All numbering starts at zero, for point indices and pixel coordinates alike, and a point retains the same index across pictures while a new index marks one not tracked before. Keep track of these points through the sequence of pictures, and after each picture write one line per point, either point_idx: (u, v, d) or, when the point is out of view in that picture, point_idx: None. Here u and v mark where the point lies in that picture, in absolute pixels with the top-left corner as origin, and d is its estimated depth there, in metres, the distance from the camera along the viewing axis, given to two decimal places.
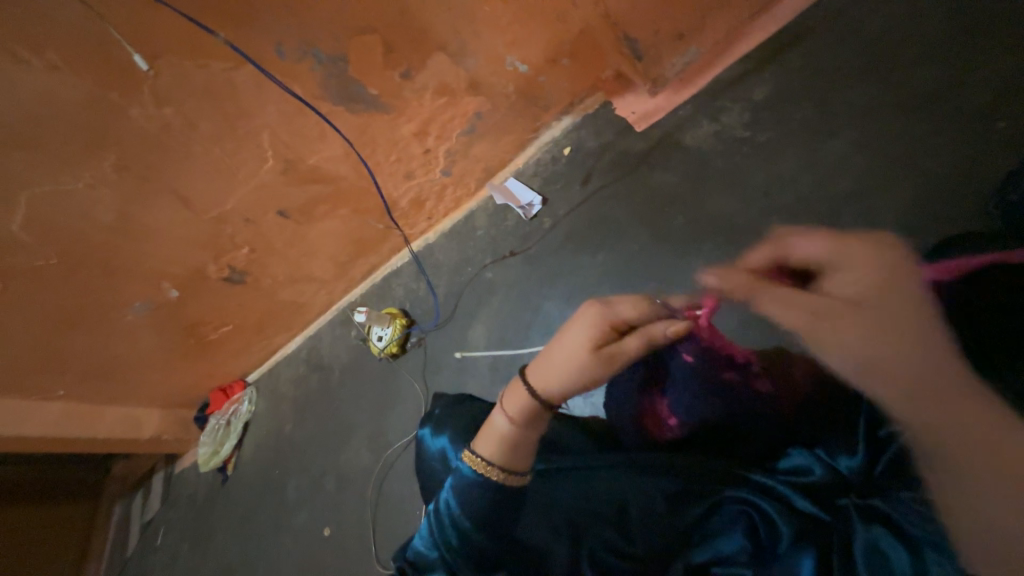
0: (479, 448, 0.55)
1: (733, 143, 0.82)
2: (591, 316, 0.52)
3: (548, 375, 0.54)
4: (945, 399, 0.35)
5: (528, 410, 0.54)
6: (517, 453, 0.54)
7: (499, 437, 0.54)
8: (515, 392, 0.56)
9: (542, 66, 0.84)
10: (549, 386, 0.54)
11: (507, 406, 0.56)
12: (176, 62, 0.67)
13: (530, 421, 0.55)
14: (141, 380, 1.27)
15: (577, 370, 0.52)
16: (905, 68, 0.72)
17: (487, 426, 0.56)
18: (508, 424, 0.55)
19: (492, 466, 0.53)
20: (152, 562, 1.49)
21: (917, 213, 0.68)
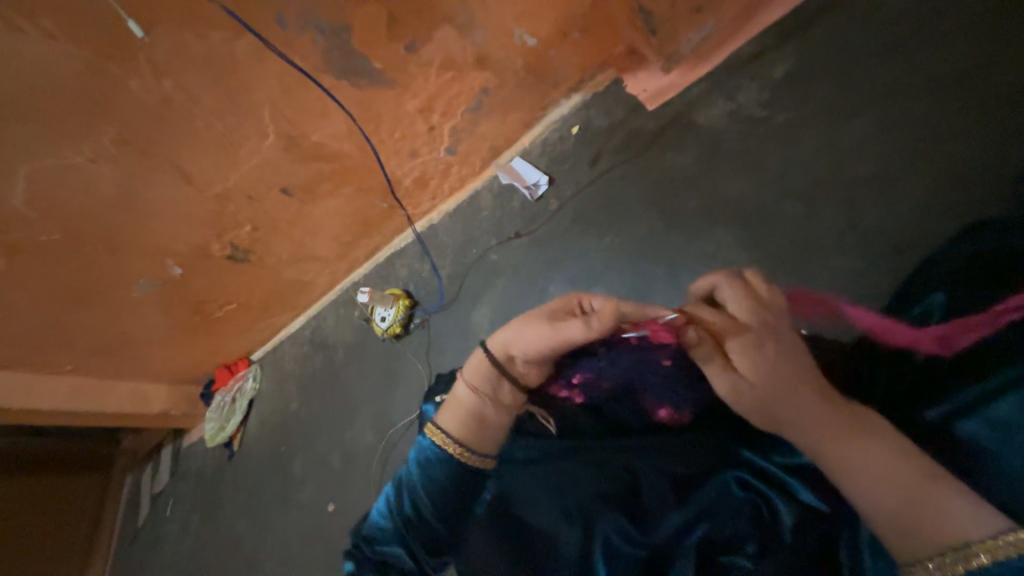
0: (439, 415, 0.63)
1: (750, 123, 0.79)
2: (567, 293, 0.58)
3: (497, 341, 0.60)
4: (836, 438, 0.45)
5: (478, 382, 0.61)
6: (463, 422, 0.60)
7: (455, 407, 0.62)
8: (474, 365, 0.62)
9: (552, 40, 0.81)
10: (495, 350, 0.60)
11: (466, 375, 0.63)
12: (174, 31, 0.65)
13: (479, 393, 0.61)
14: (148, 356, 1.28)
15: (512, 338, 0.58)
16: (935, 43, 0.68)
17: (451, 392, 0.64)
18: (462, 392, 0.62)
19: (444, 436, 0.60)
20: (163, 531, 1.53)
21: (939, 197, 0.66)
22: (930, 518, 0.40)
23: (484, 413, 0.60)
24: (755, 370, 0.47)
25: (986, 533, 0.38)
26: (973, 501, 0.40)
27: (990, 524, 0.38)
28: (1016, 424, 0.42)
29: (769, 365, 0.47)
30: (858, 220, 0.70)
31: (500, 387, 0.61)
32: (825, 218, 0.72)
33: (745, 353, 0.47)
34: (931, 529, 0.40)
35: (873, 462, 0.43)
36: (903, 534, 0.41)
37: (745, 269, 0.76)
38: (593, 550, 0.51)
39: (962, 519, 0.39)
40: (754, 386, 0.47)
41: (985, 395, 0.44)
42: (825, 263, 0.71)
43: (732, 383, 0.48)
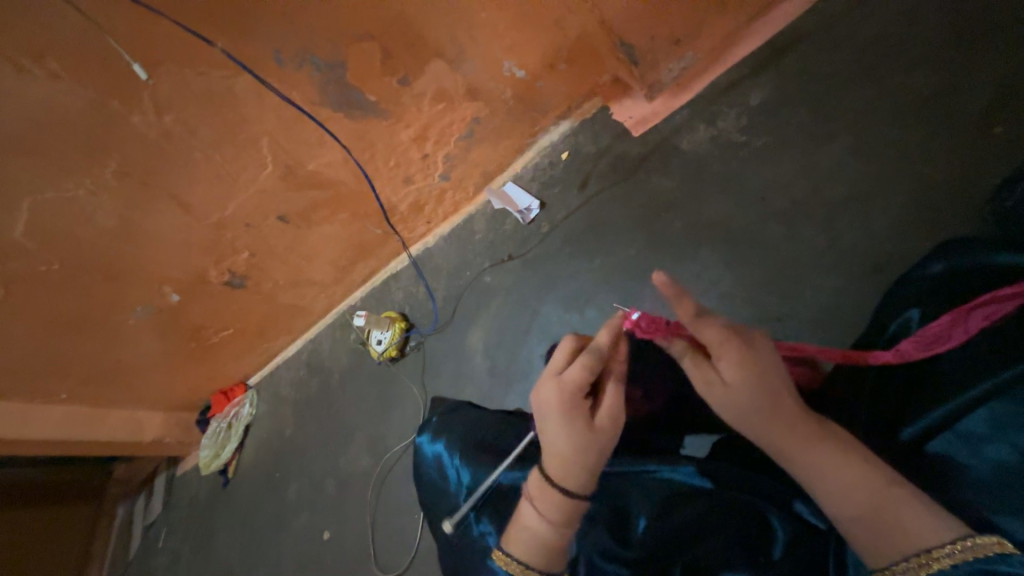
0: (511, 548, 0.54)
1: (731, 148, 0.82)
2: (553, 394, 0.54)
3: (566, 477, 0.52)
4: (801, 438, 0.46)
5: (566, 514, 0.52)
6: (557, 552, 0.53)
7: (529, 536, 0.53)
8: (542, 489, 0.53)
9: (539, 71, 0.84)
10: (576, 484, 0.52)
11: (538, 502, 0.54)
12: (176, 70, 0.68)
13: (571, 522, 0.53)
14: (143, 383, 1.28)
15: (575, 446, 0.52)
16: (901, 73, 0.72)
17: (518, 521, 0.55)
18: (545, 525, 0.53)
19: (528, 568, 0.52)
20: (154, 564, 1.49)
21: (912, 217, 0.68)
22: (890, 522, 0.41)
23: (562, 535, 0.53)
24: (745, 377, 0.48)
25: (944, 538, 0.39)
26: (932, 509, 0.41)
27: (949, 529, 0.39)
28: (983, 436, 0.44)
29: (755, 378, 0.48)
30: (836, 240, 0.72)
31: (573, 510, 0.52)
32: (806, 239, 0.74)
33: (741, 365, 0.48)
34: (894, 535, 0.41)
35: (838, 467, 0.44)
36: (868, 538, 0.42)
37: (732, 288, 0.78)
38: (581, 566, 0.54)
39: (922, 525, 0.40)
40: (728, 386, 0.49)
41: (953, 412, 0.46)
42: (809, 281, 0.73)
43: (706, 377, 0.50)
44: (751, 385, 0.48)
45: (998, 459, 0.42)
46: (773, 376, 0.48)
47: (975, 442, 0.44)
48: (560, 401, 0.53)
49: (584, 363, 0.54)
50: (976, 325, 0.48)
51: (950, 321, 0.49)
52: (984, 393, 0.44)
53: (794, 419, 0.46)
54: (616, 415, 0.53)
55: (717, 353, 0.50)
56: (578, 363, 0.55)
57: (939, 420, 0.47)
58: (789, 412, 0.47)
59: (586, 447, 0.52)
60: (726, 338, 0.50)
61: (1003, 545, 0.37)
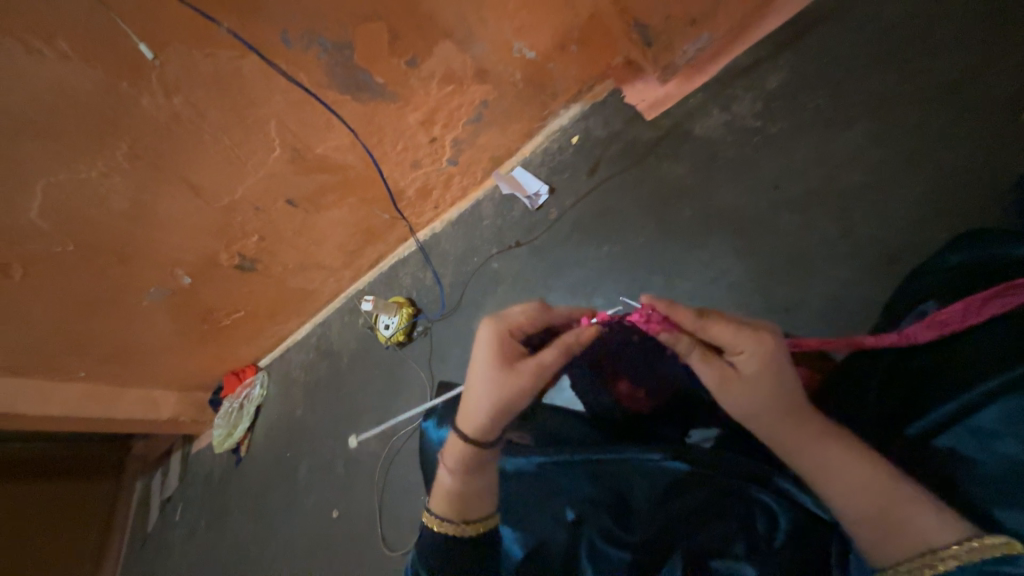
0: (433, 506, 0.63)
1: (745, 133, 0.80)
2: (489, 332, 0.59)
3: (473, 412, 0.58)
4: (807, 438, 0.46)
5: (465, 463, 0.60)
6: (463, 503, 0.60)
7: (443, 492, 0.61)
8: (451, 448, 0.62)
9: (550, 53, 0.82)
10: (468, 417, 0.59)
11: (446, 462, 0.62)
12: (184, 51, 0.67)
13: (469, 470, 0.60)
14: (158, 363, 1.31)
15: (473, 387, 0.58)
16: (927, 55, 0.68)
17: (437, 482, 0.64)
18: (451, 477, 0.61)
19: (442, 520, 0.60)
20: (172, 537, 1.55)
21: (931, 207, 0.66)
22: (897, 522, 0.42)
23: (463, 488, 0.60)
24: (766, 373, 0.48)
25: (954, 538, 0.40)
26: (935, 508, 0.41)
27: (953, 529, 0.40)
28: (995, 432, 0.43)
29: (765, 378, 0.48)
30: (851, 230, 0.70)
31: (470, 464, 0.60)
32: (820, 228, 0.72)
33: (760, 359, 0.48)
34: (898, 534, 0.42)
35: (840, 467, 0.44)
36: (873, 536, 0.43)
37: (742, 278, 0.77)
38: (581, 549, 0.55)
39: (928, 526, 0.41)
40: (746, 380, 0.48)
41: (965, 406, 0.45)
42: (820, 272, 0.71)
43: (721, 374, 0.49)
44: (758, 389, 0.48)
45: (1014, 458, 0.41)
46: (779, 372, 0.48)
47: (989, 438, 0.43)
48: (485, 333, 0.59)
49: (529, 312, 0.60)
50: (990, 312, 0.47)
51: (963, 305, 0.48)
52: (996, 390, 0.43)
53: (797, 420, 0.47)
54: (521, 379, 0.56)
55: (737, 348, 0.49)
56: (521, 313, 0.60)
57: (953, 412, 0.46)
58: (794, 411, 0.47)
59: (479, 392, 0.57)
60: (741, 332, 0.49)
61: (1013, 546, 0.37)
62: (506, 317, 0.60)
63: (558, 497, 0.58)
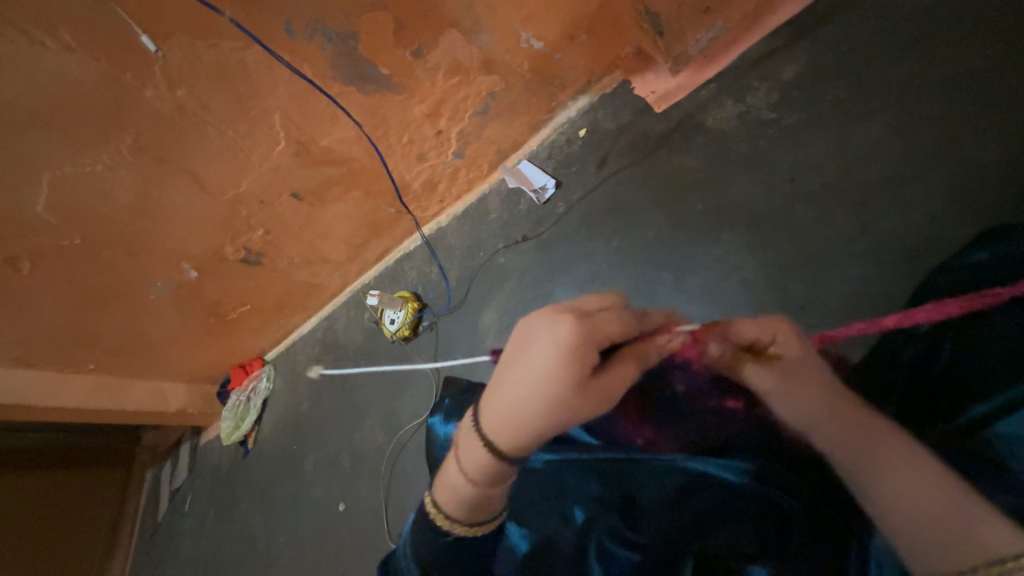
0: (440, 500, 0.55)
1: (759, 126, 0.78)
2: (581, 339, 0.48)
3: (516, 426, 0.50)
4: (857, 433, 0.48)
5: (483, 470, 0.52)
6: (477, 507, 0.54)
7: (455, 491, 0.54)
8: (470, 449, 0.53)
9: (558, 43, 0.80)
10: (506, 432, 0.50)
11: (463, 463, 0.53)
12: (187, 41, 0.66)
13: (488, 478, 0.52)
14: (165, 356, 1.31)
15: (531, 402, 0.49)
16: (953, 42, 0.66)
17: (445, 475, 0.55)
18: (464, 483, 0.53)
19: (450, 520, 0.54)
20: (181, 527, 1.57)
21: (953, 203, 0.64)
22: (954, 535, 0.39)
23: (480, 495, 0.53)
24: (797, 358, 0.54)
25: (1016, 550, 0.35)
26: (992, 517, 0.38)
27: (1017, 543, 0.35)
28: (1022, 435, 0.41)
29: (801, 373, 0.54)
30: (868, 225, 0.68)
31: (495, 474, 0.51)
32: (836, 225, 0.70)
33: (796, 346, 0.55)
34: (956, 546, 0.38)
35: (904, 475, 0.44)
36: (918, 552, 0.40)
37: (755, 274, 0.75)
38: (589, 548, 0.54)
39: (987, 536, 0.37)
40: (796, 381, 0.54)
41: (993, 410, 0.43)
42: (837, 269, 0.70)
43: (764, 378, 0.55)
44: (809, 382, 0.53)
45: None
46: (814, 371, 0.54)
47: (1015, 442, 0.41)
48: (578, 338, 0.48)
49: (619, 319, 0.52)
50: (957, 309, 0.50)
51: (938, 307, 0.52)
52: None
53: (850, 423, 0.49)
54: (590, 407, 0.49)
55: (770, 340, 0.56)
56: (609, 312, 0.52)
57: (978, 417, 0.44)
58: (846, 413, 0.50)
59: (537, 411, 0.49)
60: (762, 326, 0.56)
61: None
62: (599, 318, 0.51)
63: (566, 495, 0.59)
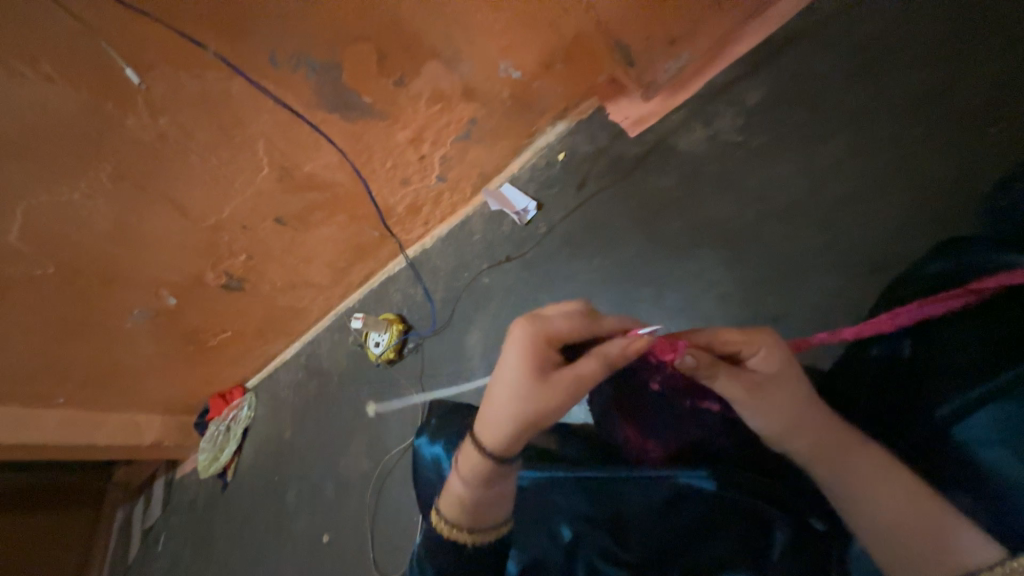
0: (444, 510, 0.57)
1: (728, 148, 0.82)
2: (525, 336, 0.53)
3: (495, 429, 0.53)
4: (836, 444, 0.51)
5: (476, 475, 0.54)
6: (479, 512, 0.55)
7: (456, 500, 0.56)
8: (467, 457, 0.55)
9: (536, 72, 0.84)
10: (488, 438, 0.53)
11: (460, 472, 0.56)
12: (171, 72, 0.67)
13: (481, 482, 0.54)
14: (141, 387, 1.27)
15: (501, 404, 0.52)
16: (900, 70, 0.71)
17: (448, 486, 0.58)
18: (462, 489, 0.55)
19: (457, 529, 0.55)
20: (154, 568, 1.49)
21: (910, 217, 0.68)
22: (930, 542, 0.44)
23: (477, 500, 0.55)
24: (773, 362, 0.52)
25: (986, 560, 0.40)
26: (970, 523, 0.43)
27: (986, 554, 0.41)
28: (986, 440, 0.45)
29: (784, 378, 0.52)
30: (835, 239, 0.72)
31: (487, 477, 0.54)
32: (805, 240, 0.74)
33: (774, 353, 0.53)
34: (938, 551, 0.43)
35: (883, 484, 0.48)
36: (901, 557, 0.45)
37: (732, 288, 0.78)
38: (577, 570, 0.54)
39: (962, 545, 0.42)
40: (770, 388, 0.52)
41: (955, 412, 0.47)
42: (808, 282, 0.73)
43: (745, 382, 0.52)
44: (782, 389, 0.52)
45: (996, 464, 0.44)
46: (795, 381, 0.52)
47: (975, 446, 0.45)
48: (526, 337, 0.53)
49: (571, 317, 0.55)
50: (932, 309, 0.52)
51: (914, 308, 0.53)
52: (985, 397, 0.45)
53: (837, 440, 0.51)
54: (557, 399, 0.50)
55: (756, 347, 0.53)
56: (561, 315, 0.55)
57: (945, 419, 0.48)
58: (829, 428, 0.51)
59: (506, 411, 0.52)
60: (749, 331, 0.53)
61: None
62: (545, 320, 0.54)
63: (555, 515, 0.58)
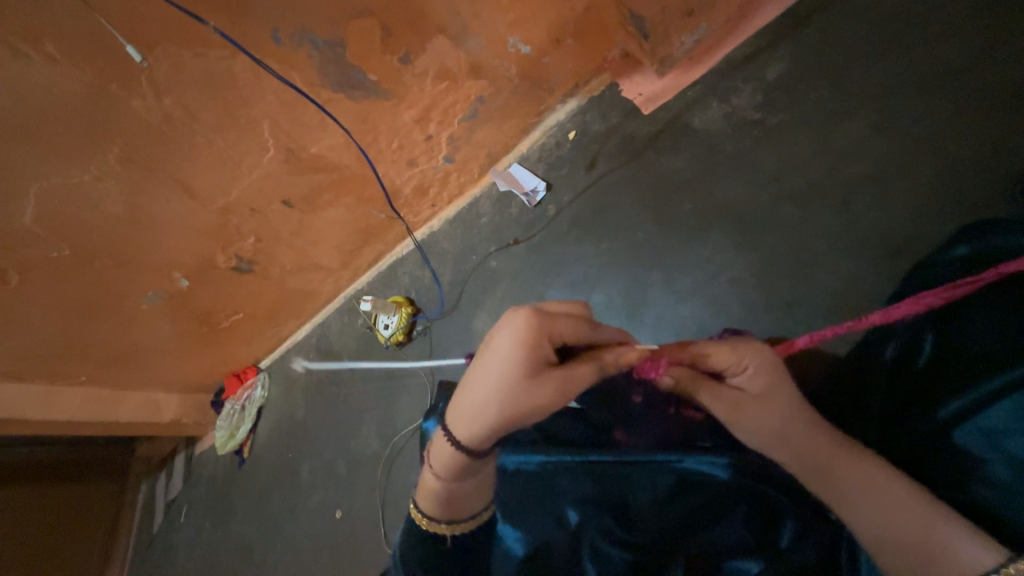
0: (420, 503, 0.59)
1: (745, 126, 0.79)
2: (527, 330, 0.50)
3: (477, 418, 0.52)
4: (829, 448, 0.49)
5: (449, 472, 0.56)
6: (451, 505, 0.57)
7: (430, 495, 0.58)
8: (438, 455, 0.56)
9: (545, 47, 0.81)
10: (469, 426, 0.52)
11: (433, 469, 0.57)
12: (173, 51, 0.66)
13: (454, 478, 0.56)
14: (158, 367, 1.30)
15: (490, 395, 0.50)
16: (930, 42, 0.67)
17: (421, 481, 0.59)
18: (435, 485, 0.57)
19: (432, 521, 0.58)
20: (177, 538, 1.56)
21: (933, 199, 0.65)
22: (935, 544, 0.41)
23: (451, 493, 0.57)
24: (757, 378, 0.51)
25: (989, 564, 0.38)
26: (969, 529, 0.41)
27: (992, 556, 0.39)
28: (1003, 430, 0.44)
29: (773, 396, 0.51)
30: (854, 222, 0.69)
31: (460, 474, 0.56)
32: (822, 222, 0.71)
33: (762, 370, 0.51)
34: (930, 560, 0.41)
35: (878, 487, 0.45)
36: (908, 563, 0.42)
37: (743, 273, 0.76)
38: (582, 552, 0.54)
39: (965, 549, 0.40)
40: (754, 399, 0.51)
41: (971, 404, 0.47)
42: (823, 267, 0.71)
43: (730, 396, 0.51)
44: (767, 404, 0.51)
45: (1017, 455, 0.43)
46: (781, 391, 0.51)
47: (996, 437, 0.45)
48: (527, 331, 0.50)
49: (572, 318, 0.53)
50: (933, 302, 0.53)
51: (912, 303, 0.55)
52: (1002, 390, 0.45)
53: (829, 443, 0.49)
54: (546, 399, 0.49)
55: (740, 365, 0.51)
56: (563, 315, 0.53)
57: (955, 412, 0.48)
58: (820, 436, 0.50)
59: (494, 402, 0.50)
60: (737, 349, 0.51)
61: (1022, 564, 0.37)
62: (552, 319, 0.51)
63: (560, 499, 0.58)
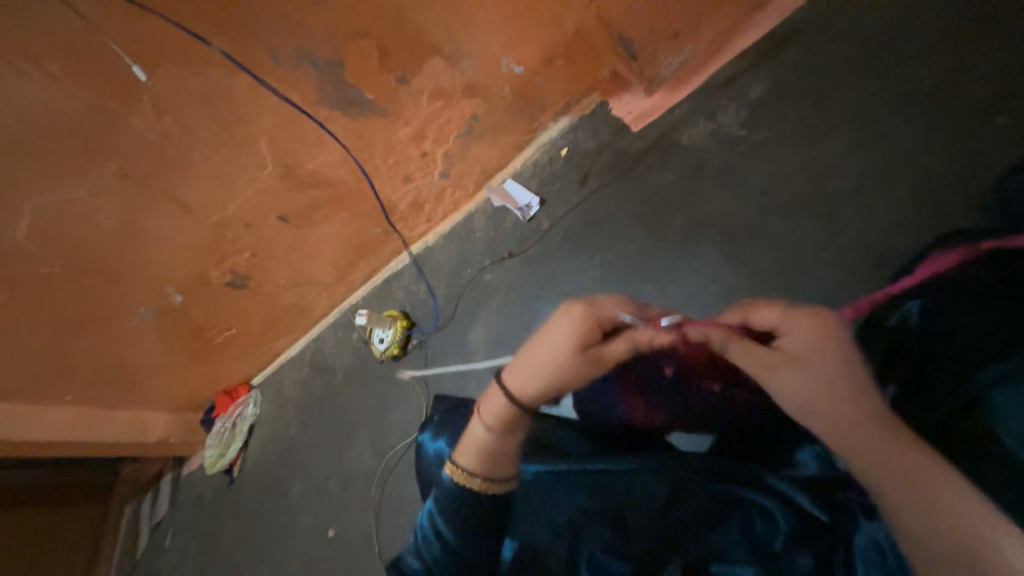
0: (459, 459, 0.61)
1: (731, 142, 0.81)
2: (586, 315, 0.56)
3: (530, 384, 0.58)
4: (868, 430, 0.47)
5: (501, 422, 0.60)
6: (492, 461, 0.60)
7: (475, 447, 0.60)
8: (491, 407, 0.61)
9: (538, 67, 0.83)
10: (520, 390, 0.59)
11: (484, 419, 0.61)
12: (174, 70, 0.67)
13: (503, 429, 0.60)
14: (147, 384, 1.28)
15: (549, 367, 0.57)
16: (903, 64, 0.71)
17: (466, 435, 0.62)
18: (483, 435, 0.60)
19: (472, 476, 0.59)
20: (162, 563, 1.51)
21: (911, 211, 0.68)
22: (971, 542, 0.41)
23: (494, 447, 0.60)
24: (802, 339, 0.52)
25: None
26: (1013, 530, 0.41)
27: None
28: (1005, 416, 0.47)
29: (813, 357, 0.51)
30: (839, 233, 0.72)
31: (510, 427, 0.60)
32: (808, 234, 0.74)
33: (814, 335, 0.51)
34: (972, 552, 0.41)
35: (918, 481, 0.45)
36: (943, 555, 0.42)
37: (732, 284, 0.78)
38: (580, 564, 0.54)
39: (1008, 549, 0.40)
40: (798, 362, 0.51)
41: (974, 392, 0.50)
42: (810, 277, 0.73)
43: (765, 357, 0.52)
44: (806, 368, 0.50)
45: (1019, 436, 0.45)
46: (828, 355, 0.51)
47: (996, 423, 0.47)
48: (586, 315, 0.56)
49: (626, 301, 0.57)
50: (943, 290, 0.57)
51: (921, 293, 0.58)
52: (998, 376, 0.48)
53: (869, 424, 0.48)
54: (593, 371, 0.56)
55: (784, 327, 0.53)
56: (616, 301, 0.58)
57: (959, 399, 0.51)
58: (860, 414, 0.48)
59: (550, 373, 0.57)
60: (788, 314, 0.52)
61: None
62: (600, 300, 0.57)
63: (554, 508, 0.59)
